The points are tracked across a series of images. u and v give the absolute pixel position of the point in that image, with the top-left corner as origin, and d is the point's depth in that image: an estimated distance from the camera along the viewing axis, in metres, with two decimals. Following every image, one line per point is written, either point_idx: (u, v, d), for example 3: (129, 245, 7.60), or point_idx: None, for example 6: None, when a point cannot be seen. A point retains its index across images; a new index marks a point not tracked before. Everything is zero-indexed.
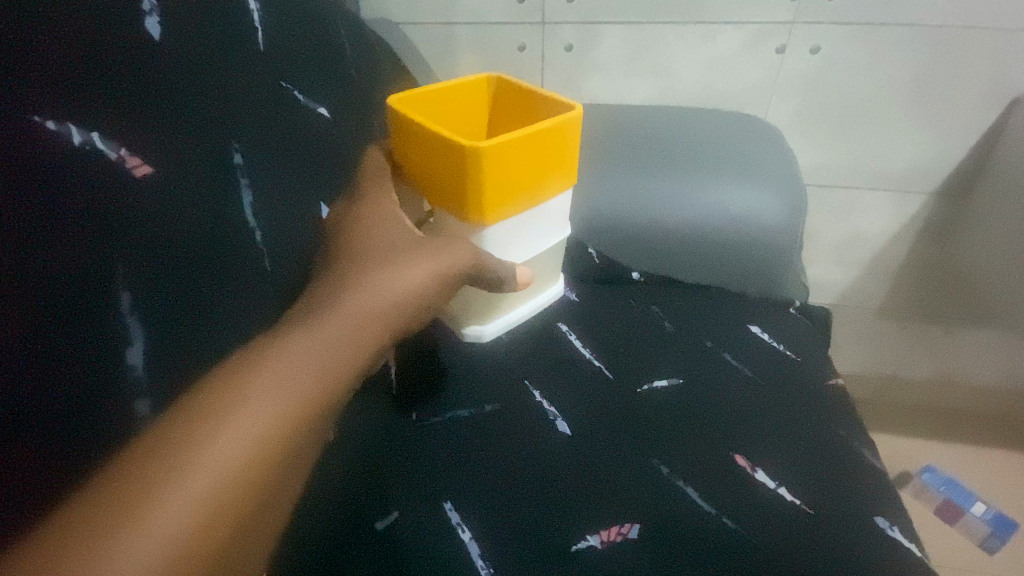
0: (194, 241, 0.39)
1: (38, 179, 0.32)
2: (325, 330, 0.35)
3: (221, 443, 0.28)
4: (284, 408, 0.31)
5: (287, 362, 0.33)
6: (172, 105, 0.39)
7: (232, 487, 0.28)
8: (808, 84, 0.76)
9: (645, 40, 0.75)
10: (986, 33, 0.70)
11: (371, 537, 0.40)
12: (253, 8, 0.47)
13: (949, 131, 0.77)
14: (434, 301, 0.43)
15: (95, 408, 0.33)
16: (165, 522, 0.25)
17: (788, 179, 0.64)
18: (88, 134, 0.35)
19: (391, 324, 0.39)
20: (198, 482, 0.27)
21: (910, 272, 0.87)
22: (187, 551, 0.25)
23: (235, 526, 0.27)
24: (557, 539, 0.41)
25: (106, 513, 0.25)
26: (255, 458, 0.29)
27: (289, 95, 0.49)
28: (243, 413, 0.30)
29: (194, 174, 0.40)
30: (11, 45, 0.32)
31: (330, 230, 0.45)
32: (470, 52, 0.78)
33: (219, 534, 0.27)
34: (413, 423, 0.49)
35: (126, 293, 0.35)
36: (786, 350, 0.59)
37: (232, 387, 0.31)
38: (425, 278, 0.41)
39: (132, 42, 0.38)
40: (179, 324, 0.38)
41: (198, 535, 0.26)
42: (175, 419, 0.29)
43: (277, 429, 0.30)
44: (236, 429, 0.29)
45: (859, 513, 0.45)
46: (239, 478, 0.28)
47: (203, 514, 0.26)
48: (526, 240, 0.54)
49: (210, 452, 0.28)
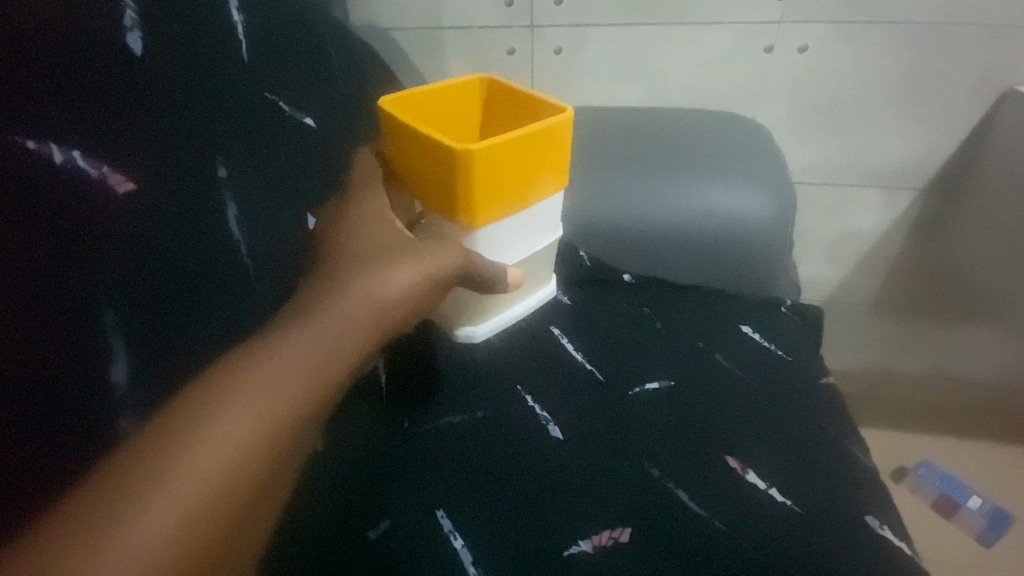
0: (176, 253, 0.39)
1: (31, 198, 0.33)
2: (315, 332, 0.35)
3: (212, 442, 0.29)
4: (272, 411, 0.31)
5: (276, 364, 0.33)
6: (156, 120, 0.40)
7: (222, 489, 0.28)
8: (797, 84, 0.76)
9: (633, 43, 0.75)
10: (973, 29, 0.70)
11: (364, 545, 0.41)
12: (237, 19, 0.46)
13: (938, 127, 0.77)
14: (424, 303, 0.43)
15: (80, 415, 0.33)
16: (155, 520, 0.26)
17: (776, 179, 0.65)
18: (69, 152, 0.35)
19: (381, 326, 0.39)
20: (182, 486, 0.27)
21: (903, 268, 0.87)
22: (174, 552, 0.26)
23: (227, 525, 0.28)
24: (551, 543, 0.41)
25: (96, 513, 0.25)
26: (243, 461, 0.29)
27: (274, 106, 0.48)
28: (234, 414, 0.30)
29: (177, 188, 0.40)
30: (11, 72, 0.34)
31: (315, 234, 0.45)
32: (459, 56, 0.78)
33: (208, 535, 0.27)
34: (406, 428, 0.49)
35: (111, 311, 0.36)
36: (777, 349, 0.59)
37: (220, 391, 0.31)
38: (414, 280, 0.41)
39: (114, 60, 0.38)
40: (162, 339, 0.38)
41: (187, 538, 0.26)
42: (165, 421, 0.29)
43: (267, 431, 0.30)
44: (225, 432, 0.29)
45: (849, 511, 0.45)
46: (227, 480, 0.28)
47: (192, 513, 0.27)
48: (515, 235, 0.53)
49: (200, 454, 0.28)
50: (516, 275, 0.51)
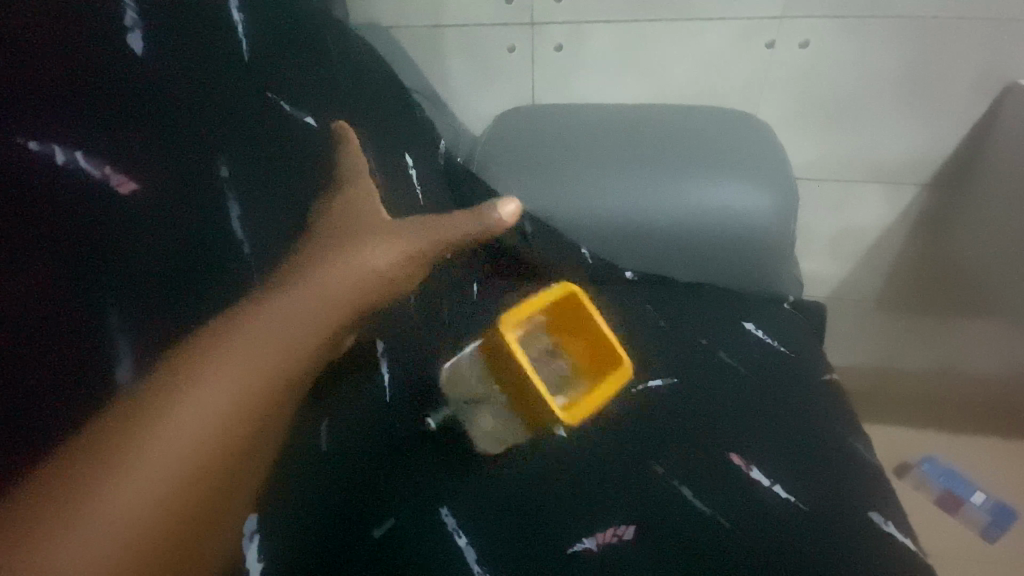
0: (180, 244, 0.38)
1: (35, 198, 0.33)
2: (289, 307, 0.35)
3: (183, 419, 0.30)
4: (241, 391, 0.32)
5: (249, 341, 0.33)
6: (158, 120, 0.39)
7: (194, 465, 0.30)
8: (798, 80, 0.76)
9: (633, 40, 0.75)
10: (976, 23, 0.70)
11: (370, 544, 0.42)
12: (237, 20, 0.46)
13: (941, 122, 0.77)
14: (412, 275, 0.41)
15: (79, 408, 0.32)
16: (130, 492, 0.28)
17: (777, 174, 0.64)
18: (71, 153, 0.35)
19: (362, 304, 0.38)
20: (155, 462, 0.29)
21: (906, 264, 0.87)
22: (149, 523, 0.28)
23: (199, 503, 0.30)
24: (553, 547, 0.42)
25: (78, 481, 0.28)
26: (212, 439, 0.30)
27: (275, 105, 0.47)
28: (205, 391, 0.31)
29: (179, 186, 0.39)
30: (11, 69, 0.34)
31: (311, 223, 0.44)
32: (459, 54, 0.78)
33: (183, 508, 0.29)
34: (408, 427, 0.49)
35: (115, 311, 0.35)
36: (780, 346, 0.59)
37: (195, 364, 0.32)
38: (401, 250, 0.39)
39: (114, 58, 0.38)
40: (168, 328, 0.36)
41: (160, 510, 0.28)
42: (139, 399, 0.30)
43: (236, 411, 0.31)
44: (197, 408, 0.30)
45: (854, 508, 0.45)
46: (198, 457, 0.30)
47: (160, 491, 0.29)
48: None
49: (172, 431, 0.30)
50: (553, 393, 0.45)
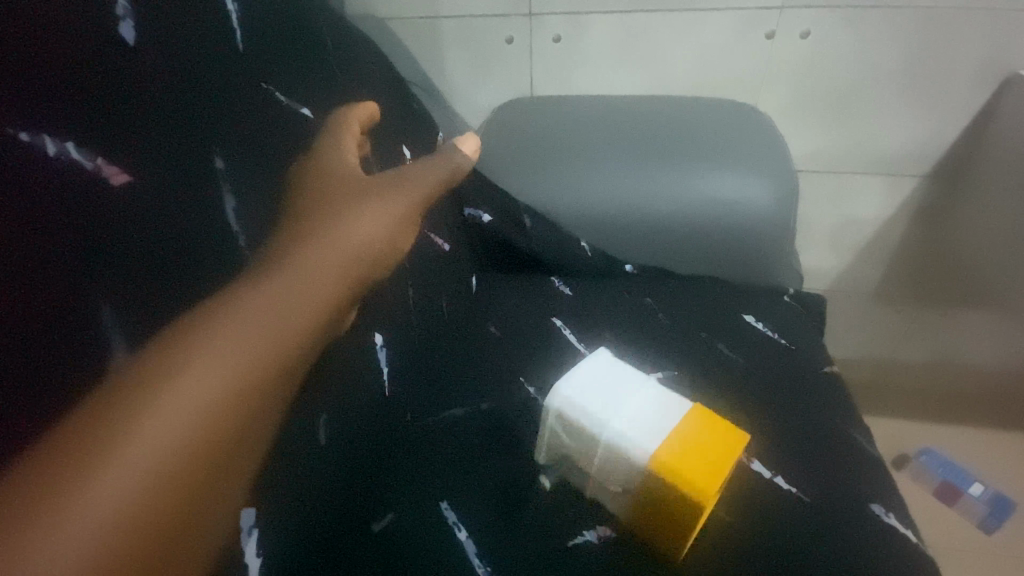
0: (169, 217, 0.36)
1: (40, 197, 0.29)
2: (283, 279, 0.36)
3: (186, 383, 0.30)
4: (242, 360, 0.32)
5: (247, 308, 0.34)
6: (155, 111, 0.37)
7: (195, 434, 0.30)
8: (800, 71, 0.75)
9: (634, 30, 0.74)
10: (980, 13, 0.69)
11: (368, 538, 0.42)
12: (232, 8, 0.45)
13: (943, 112, 0.76)
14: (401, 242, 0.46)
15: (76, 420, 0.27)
16: (134, 456, 0.27)
17: (778, 168, 0.64)
18: (63, 143, 0.31)
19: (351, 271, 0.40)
20: (159, 423, 0.28)
21: (907, 256, 0.87)
22: (150, 494, 0.27)
23: (199, 475, 0.29)
24: (545, 551, 0.42)
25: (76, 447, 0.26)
26: (216, 407, 0.30)
27: (270, 97, 0.47)
28: (207, 353, 0.31)
29: (176, 179, 0.37)
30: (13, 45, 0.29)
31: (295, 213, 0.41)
32: (457, 46, 0.77)
33: (186, 478, 0.29)
34: (408, 422, 0.50)
35: (106, 307, 0.31)
36: (780, 337, 0.59)
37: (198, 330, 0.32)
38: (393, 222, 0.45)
39: (108, 47, 0.35)
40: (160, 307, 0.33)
41: (163, 477, 0.28)
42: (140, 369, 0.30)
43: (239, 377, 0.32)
44: (202, 372, 0.31)
45: (854, 498, 0.45)
46: (203, 424, 0.30)
47: (170, 456, 0.28)
48: (616, 437, 0.42)
49: (177, 391, 0.30)
50: (617, 444, 0.41)
